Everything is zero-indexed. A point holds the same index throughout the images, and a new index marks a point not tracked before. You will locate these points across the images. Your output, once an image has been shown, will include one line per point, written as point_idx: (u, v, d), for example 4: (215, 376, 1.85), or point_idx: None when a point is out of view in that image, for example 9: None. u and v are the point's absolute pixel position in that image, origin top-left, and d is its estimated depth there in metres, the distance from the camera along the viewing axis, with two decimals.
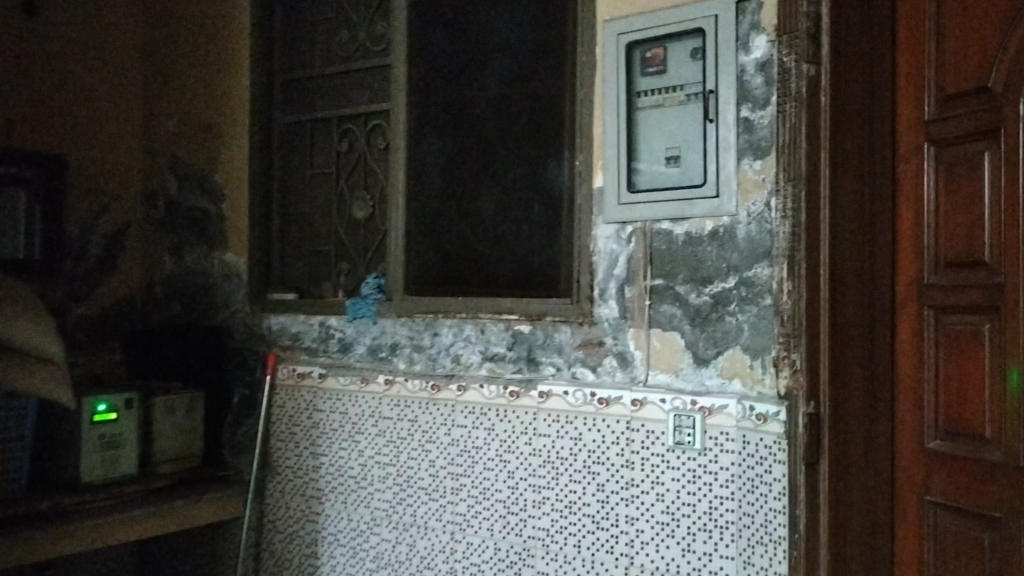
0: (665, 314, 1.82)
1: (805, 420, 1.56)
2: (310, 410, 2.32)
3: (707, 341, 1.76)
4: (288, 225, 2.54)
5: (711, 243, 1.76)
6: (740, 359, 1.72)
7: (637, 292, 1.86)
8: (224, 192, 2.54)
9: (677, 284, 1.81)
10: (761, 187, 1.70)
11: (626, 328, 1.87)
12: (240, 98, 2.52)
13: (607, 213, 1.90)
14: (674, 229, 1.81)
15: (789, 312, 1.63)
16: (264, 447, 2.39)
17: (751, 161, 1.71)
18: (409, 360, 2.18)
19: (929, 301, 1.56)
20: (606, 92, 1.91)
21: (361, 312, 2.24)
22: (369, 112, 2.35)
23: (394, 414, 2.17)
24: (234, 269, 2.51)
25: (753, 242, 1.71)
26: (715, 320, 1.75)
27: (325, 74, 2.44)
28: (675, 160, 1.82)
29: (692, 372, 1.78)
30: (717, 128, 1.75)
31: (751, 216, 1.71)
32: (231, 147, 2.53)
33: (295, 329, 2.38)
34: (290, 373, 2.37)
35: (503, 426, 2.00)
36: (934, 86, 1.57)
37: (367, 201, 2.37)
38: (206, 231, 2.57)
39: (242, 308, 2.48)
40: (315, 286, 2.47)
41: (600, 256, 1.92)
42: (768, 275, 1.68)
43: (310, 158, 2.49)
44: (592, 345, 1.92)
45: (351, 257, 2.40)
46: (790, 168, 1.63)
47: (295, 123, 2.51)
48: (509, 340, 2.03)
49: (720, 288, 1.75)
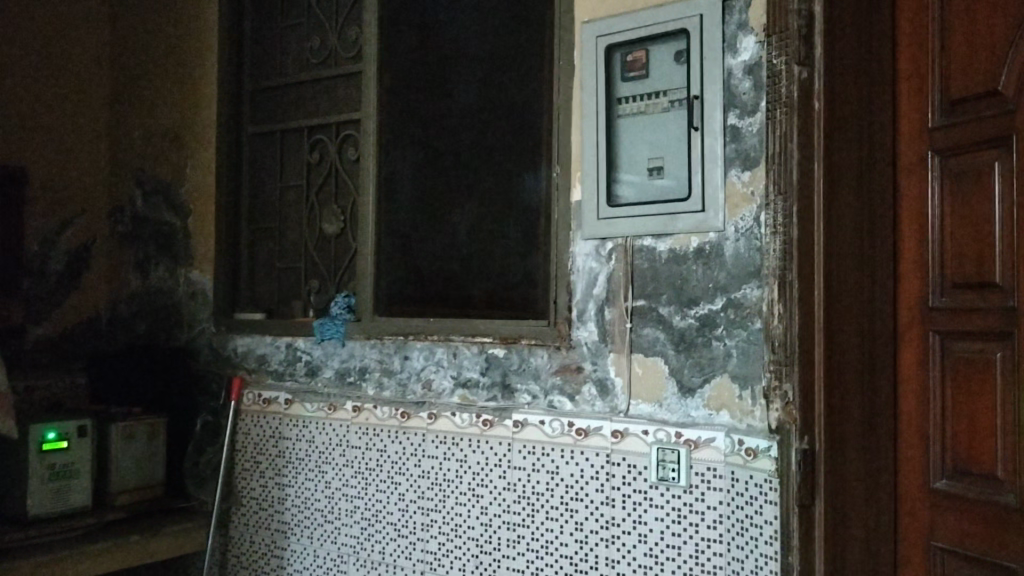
0: (647, 338, 1.68)
1: (799, 456, 1.43)
2: (276, 438, 2.18)
3: (693, 368, 1.62)
4: (257, 240, 2.41)
5: (696, 262, 1.63)
6: (729, 388, 1.58)
7: (618, 314, 1.72)
8: (190, 206, 2.41)
9: (661, 306, 1.67)
10: (750, 201, 1.55)
11: (607, 353, 1.73)
12: (207, 108, 2.40)
13: (586, 229, 1.76)
14: (658, 246, 1.68)
15: (780, 338, 1.48)
16: (228, 476, 2.25)
17: (739, 172, 1.57)
18: (378, 386, 2.03)
19: (935, 326, 1.41)
20: (585, 99, 1.78)
21: (330, 334, 2.11)
22: (340, 122, 2.22)
23: (362, 443, 2.03)
24: (200, 287, 2.37)
25: (742, 261, 1.57)
26: (702, 345, 1.61)
27: (295, 82, 2.32)
28: (658, 171, 1.68)
29: (677, 402, 1.64)
30: (702, 136, 1.61)
31: (739, 232, 1.57)
32: (197, 159, 2.40)
33: (262, 352, 2.24)
34: (255, 398, 2.23)
35: (476, 458, 1.86)
36: (938, 89, 1.42)
37: (338, 215, 2.23)
38: (172, 247, 2.44)
39: (207, 328, 2.35)
40: (284, 306, 2.34)
41: (579, 274, 1.78)
42: (758, 296, 1.54)
43: (280, 170, 2.36)
44: (570, 371, 1.78)
45: (321, 275, 2.27)
46: (781, 180, 1.49)
47: (265, 133, 2.39)
48: (482, 364, 1.89)
49: (707, 310, 1.61)
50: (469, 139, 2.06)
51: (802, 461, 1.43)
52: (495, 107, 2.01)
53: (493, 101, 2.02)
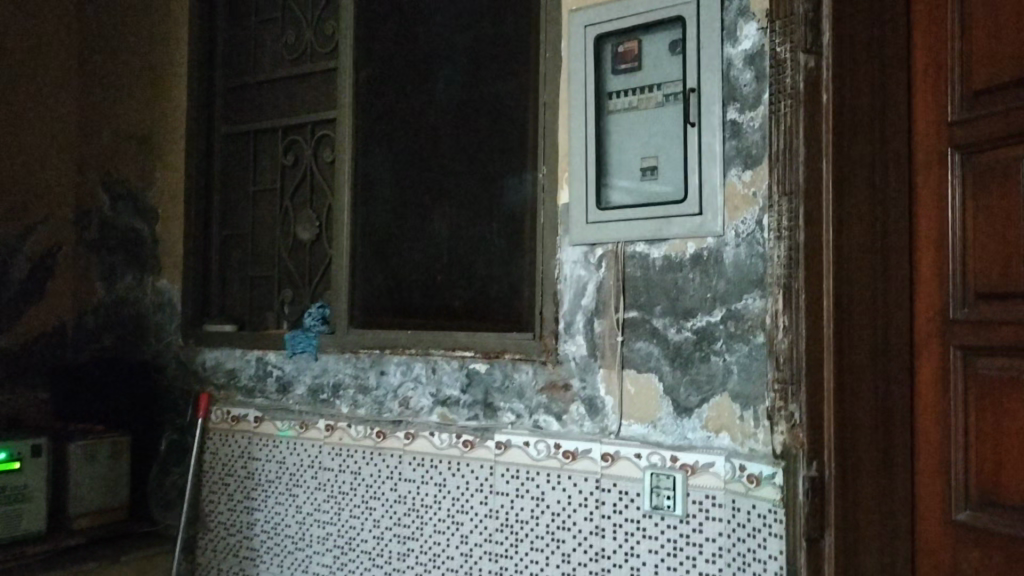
0: (640, 352, 1.54)
1: (807, 485, 1.29)
2: (245, 459, 2.04)
3: (690, 386, 1.48)
4: (229, 247, 2.28)
5: (693, 270, 1.49)
6: (729, 407, 1.44)
7: (608, 326, 1.58)
8: (158, 212, 2.28)
9: (655, 317, 1.53)
10: (752, 202, 1.42)
11: (596, 368, 1.59)
12: (177, 107, 2.26)
13: (574, 234, 1.63)
14: (651, 253, 1.54)
15: (787, 353, 1.34)
16: (194, 499, 2.11)
17: (739, 172, 1.44)
18: (352, 404, 1.90)
19: (956, 341, 1.27)
20: (573, 93, 1.64)
21: (303, 347, 1.97)
22: (316, 121, 2.09)
23: (335, 465, 1.89)
24: (167, 297, 2.24)
25: (743, 268, 1.43)
26: (700, 361, 1.47)
27: (269, 79, 2.19)
28: (652, 171, 1.55)
29: (672, 424, 1.50)
30: (698, 133, 1.48)
31: (740, 237, 1.44)
32: (166, 162, 2.27)
33: (231, 366, 2.11)
34: (223, 415, 2.10)
35: (456, 482, 1.72)
36: (958, 77, 1.28)
37: (313, 220, 2.10)
38: (140, 255, 2.31)
39: (175, 341, 2.22)
40: (257, 317, 2.20)
41: (566, 284, 1.64)
42: (761, 307, 1.41)
43: (253, 173, 2.23)
44: (557, 389, 1.64)
45: (295, 284, 2.13)
46: (786, 179, 1.36)
47: (239, 134, 2.26)
48: (463, 381, 1.75)
49: (705, 322, 1.47)
50: (451, 140, 1.91)
51: (810, 489, 1.29)
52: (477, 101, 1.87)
53: (476, 94, 1.87)
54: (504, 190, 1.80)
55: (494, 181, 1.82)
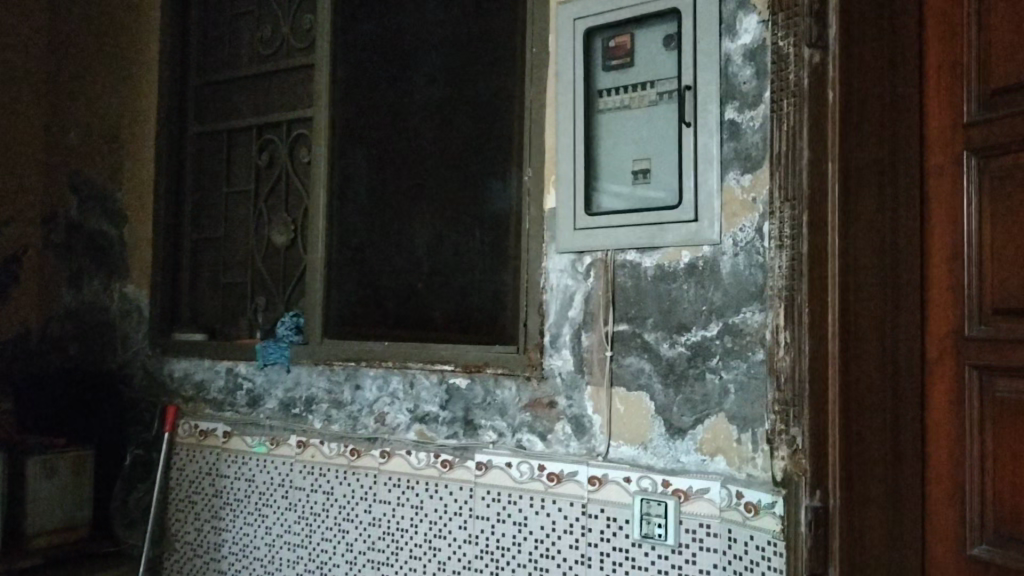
0: (630, 368, 1.44)
1: (810, 517, 1.19)
2: (213, 476, 1.93)
3: (683, 406, 1.38)
4: (200, 252, 2.17)
5: (687, 281, 1.39)
6: (726, 428, 1.33)
7: (596, 340, 1.48)
8: (127, 214, 2.17)
9: (646, 331, 1.43)
10: (752, 209, 1.32)
11: (583, 385, 1.48)
12: (148, 103, 2.15)
13: (560, 242, 1.52)
14: (643, 263, 1.44)
15: (789, 373, 1.24)
16: (160, 518, 2.00)
17: (738, 176, 1.34)
18: (326, 419, 1.79)
19: (972, 360, 1.17)
20: (560, 91, 1.54)
21: (274, 358, 1.85)
22: (291, 119, 1.98)
23: (306, 484, 1.79)
24: (135, 304, 2.12)
25: (741, 280, 1.33)
26: (695, 378, 1.37)
27: (244, 75, 2.08)
28: (645, 174, 1.45)
29: (664, 446, 1.40)
30: (694, 134, 1.38)
31: (738, 245, 1.33)
32: (136, 161, 2.16)
33: (200, 377, 2.00)
34: (191, 429, 1.99)
35: (434, 505, 1.62)
36: (973, 74, 1.18)
37: (287, 224, 2.00)
38: (107, 259, 2.19)
39: (142, 350, 2.10)
40: (229, 326, 2.09)
41: (552, 294, 1.54)
42: (760, 321, 1.30)
43: (226, 173, 2.13)
44: (542, 407, 1.53)
45: (269, 291, 2.03)
46: (788, 184, 1.26)
47: (212, 133, 2.16)
48: (442, 397, 1.64)
49: (700, 337, 1.37)
50: (428, 140, 1.80)
51: (813, 521, 1.19)
52: (456, 100, 1.76)
53: (455, 91, 1.76)
54: (487, 194, 1.69)
55: (476, 184, 1.71)
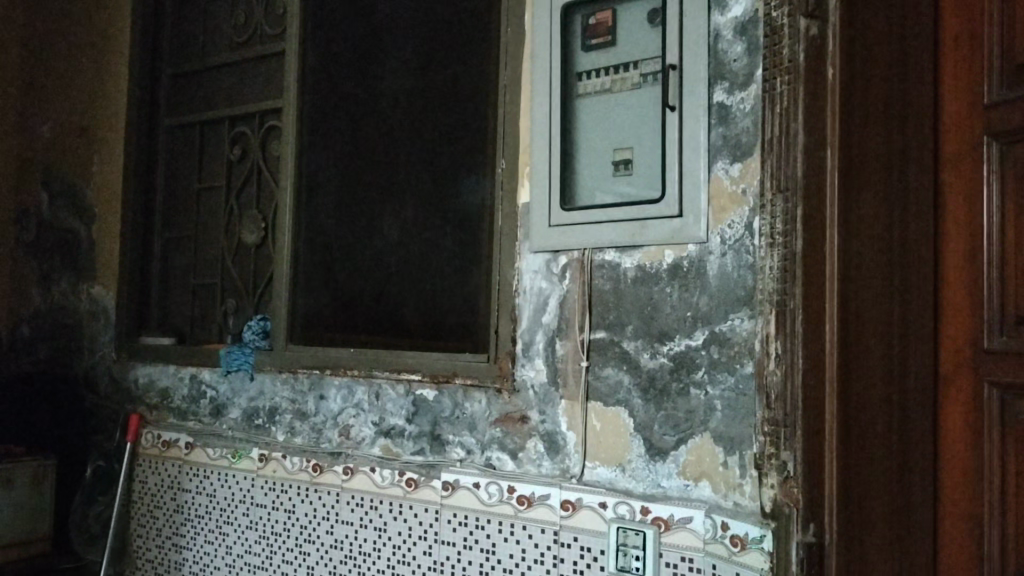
0: (607, 381, 1.29)
1: (803, 555, 1.03)
2: (175, 489, 1.82)
3: (665, 424, 1.22)
4: (171, 252, 2.05)
5: (671, 283, 1.24)
6: (712, 451, 1.18)
7: (571, 349, 1.33)
8: (95, 210, 2.05)
9: (625, 340, 1.28)
10: (742, 201, 1.16)
11: (557, 399, 1.34)
12: (119, 93, 2.04)
13: (535, 240, 1.38)
14: (622, 263, 1.29)
15: (779, 389, 1.07)
16: (122, 533, 1.89)
17: (727, 164, 1.18)
18: (289, 431, 1.66)
19: (992, 379, 1.01)
20: (536, 74, 1.40)
21: (237, 365, 1.72)
22: (263, 110, 1.87)
23: (268, 501, 1.66)
24: (101, 305, 2.00)
25: (728, 283, 1.17)
26: (677, 393, 1.21)
27: (217, 64, 1.97)
28: (626, 165, 1.30)
29: (644, 468, 1.24)
30: (679, 118, 1.23)
31: (725, 244, 1.18)
32: (106, 154, 2.05)
33: (164, 384, 1.88)
34: (154, 440, 1.87)
35: (398, 527, 1.48)
36: (996, 47, 1.02)
37: (258, 221, 1.88)
38: (75, 257, 2.07)
39: (108, 354, 1.98)
40: (198, 330, 1.98)
41: (526, 297, 1.39)
42: (749, 330, 1.14)
43: (198, 168, 2.01)
44: (513, 423, 1.38)
45: (238, 294, 1.91)
46: (781, 172, 1.09)
47: (185, 126, 2.05)
48: (409, 409, 1.50)
49: (684, 347, 1.21)
50: (400, 130, 1.67)
51: (805, 560, 1.02)
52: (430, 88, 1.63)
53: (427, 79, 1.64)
54: (460, 190, 1.56)
55: (450, 178, 1.58)
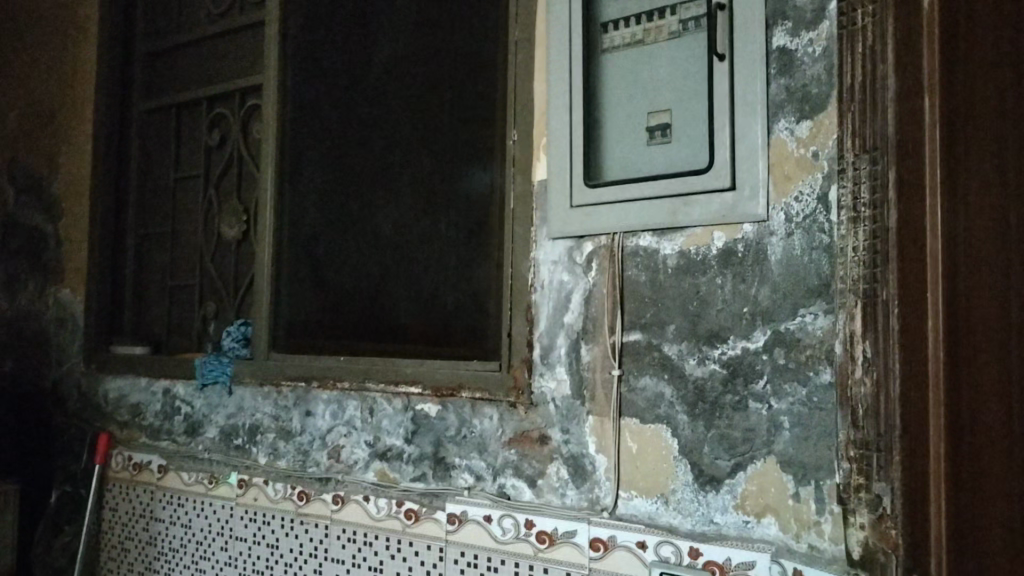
0: (644, 394, 1.05)
1: None
2: (147, 519, 1.60)
3: (718, 445, 0.99)
4: (146, 251, 1.84)
5: (722, 273, 1.00)
6: (778, 481, 0.94)
7: (600, 355, 1.09)
8: (60, 205, 1.82)
9: (665, 343, 1.04)
10: (814, 167, 0.93)
11: (584, 415, 1.10)
12: (86, 72, 1.82)
13: (553, 224, 1.14)
14: (661, 250, 1.05)
15: (870, 402, 0.85)
16: (89, 568, 1.67)
17: (792, 123, 0.95)
18: (271, 453, 1.43)
19: None
20: (553, 25, 1.16)
21: (214, 377, 1.51)
22: (244, 88, 1.65)
23: (250, 534, 1.44)
24: (68, 312, 1.78)
25: (796, 272, 0.94)
26: (733, 408, 0.98)
27: (193, 39, 1.76)
28: (664, 131, 1.07)
29: (693, 501, 1.00)
30: (730, 69, 0.99)
31: (792, 222, 0.95)
32: (71, 142, 1.82)
33: (136, 399, 1.67)
34: (125, 462, 1.66)
35: (397, 567, 1.25)
36: None
37: (239, 213, 1.67)
38: (39, 258, 1.84)
39: (76, 365, 1.77)
40: (176, 338, 1.77)
41: (543, 293, 1.16)
42: (824, 330, 0.91)
43: (174, 156, 1.80)
44: (530, 444, 1.15)
45: (219, 296, 1.69)
46: (865, 128, 0.87)
47: (159, 110, 1.84)
48: (408, 428, 1.27)
49: (740, 351, 0.98)
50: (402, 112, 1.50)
51: None
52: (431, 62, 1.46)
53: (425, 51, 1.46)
54: (463, 180, 1.39)
55: (459, 168, 1.39)
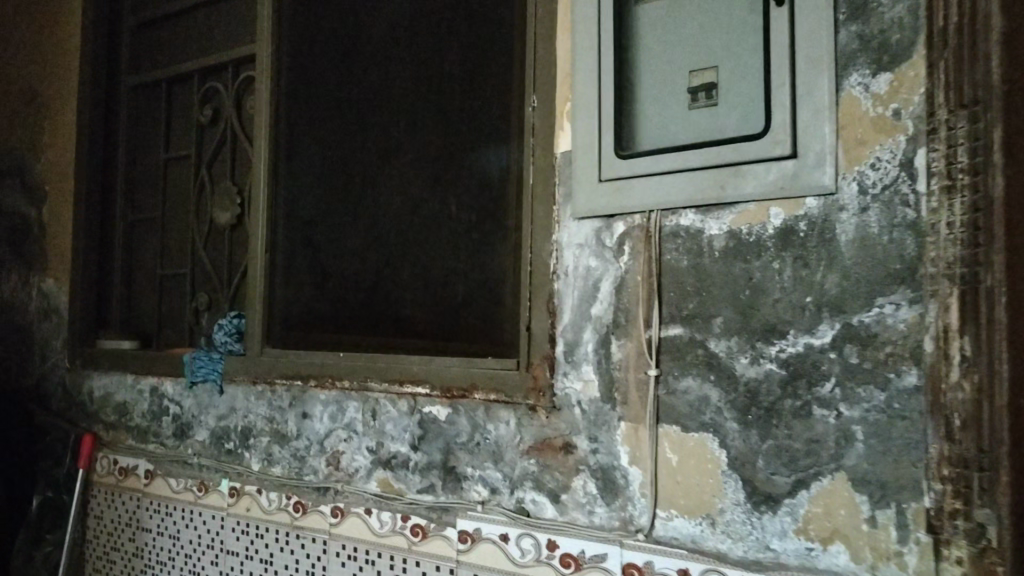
0: (687, 398, 0.90)
1: None
2: (135, 529, 1.47)
3: (775, 458, 0.84)
4: (136, 237, 1.71)
5: (780, 256, 0.84)
6: (849, 501, 0.79)
7: (634, 352, 0.95)
8: (44, 188, 1.69)
9: (712, 338, 0.89)
10: (896, 128, 0.78)
11: (615, 422, 0.95)
12: (68, 40, 1.67)
13: (578, 202, 0.99)
14: (707, 230, 0.89)
15: (970, 411, 0.70)
16: None
17: (866, 76, 0.80)
18: (265, 459, 1.29)
19: None
20: None
21: (204, 374, 1.38)
22: (237, 59, 1.51)
23: (242, 548, 1.31)
24: (53, 303, 1.65)
25: (872, 254, 0.79)
26: (794, 415, 0.83)
27: (184, 7, 1.62)
28: (708, 92, 0.91)
29: (744, 523, 0.85)
30: (791, 16, 0.84)
31: (867, 195, 0.79)
32: (55, 117, 1.68)
33: (122, 398, 1.53)
34: (110, 467, 1.54)
35: None
36: None
37: (232, 196, 1.53)
38: (22, 245, 1.70)
39: (61, 361, 1.64)
40: (168, 331, 1.64)
41: (567, 281, 1.01)
42: (909, 323, 0.77)
43: (166, 134, 1.67)
44: (553, 453, 1.00)
45: (211, 285, 1.56)
46: (963, 78, 0.72)
47: (150, 85, 1.70)
48: (414, 433, 1.13)
49: (802, 348, 0.83)
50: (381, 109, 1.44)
51: None
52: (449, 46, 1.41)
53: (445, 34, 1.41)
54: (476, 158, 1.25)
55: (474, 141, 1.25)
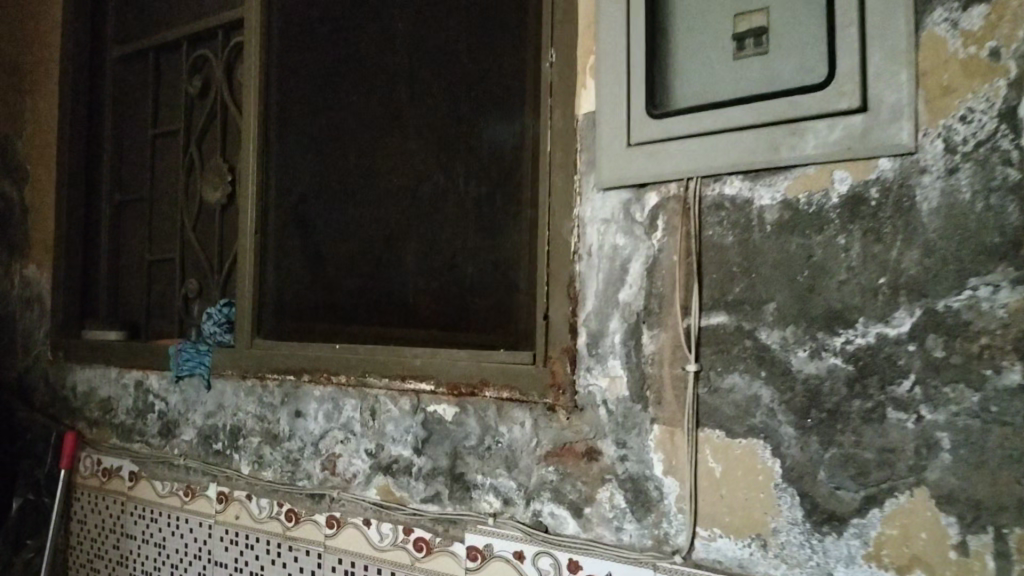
0: (732, 398, 0.77)
1: None
2: (119, 536, 1.36)
3: (841, 471, 0.70)
4: (123, 220, 1.59)
5: (847, 229, 0.71)
6: (932, 523, 0.66)
7: (669, 344, 0.81)
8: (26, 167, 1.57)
9: (763, 328, 0.75)
10: (992, 72, 0.64)
11: (647, 425, 0.82)
12: (51, 9, 1.56)
13: (604, 171, 0.86)
14: (757, 200, 0.76)
15: None
16: None
17: (955, 10, 0.66)
18: (255, 461, 1.17)
19: None
20: None
21: (190, 367, 1.26)
22: (226, 24, 1.38)
23: (231, 559, 1.19)
24: (35, 291, 1.54)
25: (962, 226, 0.65)
26: (864, 420, 0.69)
27: None
28: (757, 39, 0.78)
29: (803, 547, 0.72)
30: None
31: (956, 154, 0.66)
32: (38, 92, 1.57)
33: (106, 394, 1.42)
34: (94, 468, 1.42)
35: None
36: None
37: (222, 173, 1.40)
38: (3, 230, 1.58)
39: (44, 352, 1.52)
40: (156, 321, 1.52)
41: (590, 262, 0.88)
42: (1010, 310, 0.63)
43: (154, 109, 1.55)
44: (575, 459, 0.87)
45: (202, 271, 1.44)
46: None
47: (137, 57, 1.58)
48: (417, 434, 1.00)
49: (874, 339, 0.69)
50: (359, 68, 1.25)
51: None
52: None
53: None
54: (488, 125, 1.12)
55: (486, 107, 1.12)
